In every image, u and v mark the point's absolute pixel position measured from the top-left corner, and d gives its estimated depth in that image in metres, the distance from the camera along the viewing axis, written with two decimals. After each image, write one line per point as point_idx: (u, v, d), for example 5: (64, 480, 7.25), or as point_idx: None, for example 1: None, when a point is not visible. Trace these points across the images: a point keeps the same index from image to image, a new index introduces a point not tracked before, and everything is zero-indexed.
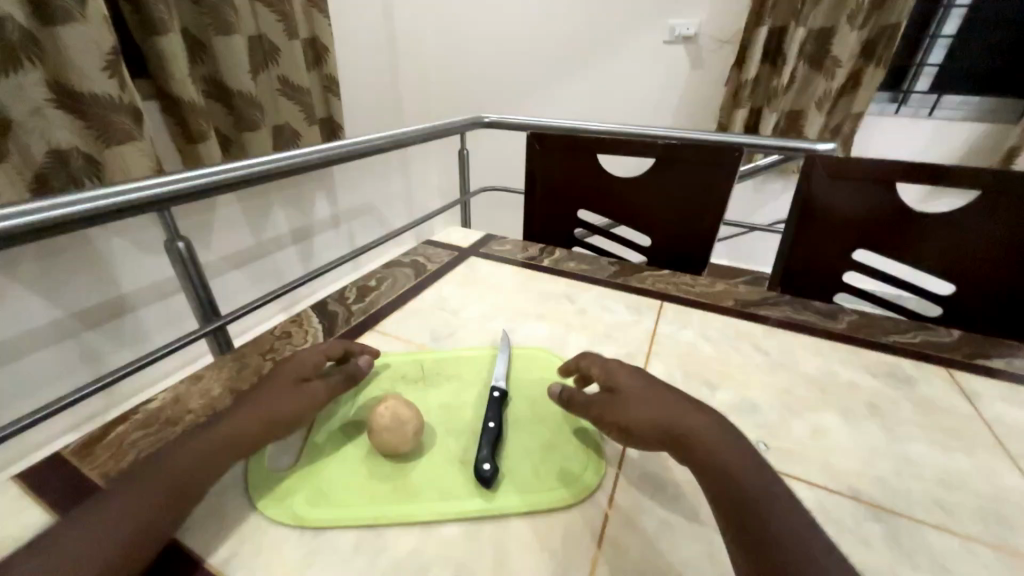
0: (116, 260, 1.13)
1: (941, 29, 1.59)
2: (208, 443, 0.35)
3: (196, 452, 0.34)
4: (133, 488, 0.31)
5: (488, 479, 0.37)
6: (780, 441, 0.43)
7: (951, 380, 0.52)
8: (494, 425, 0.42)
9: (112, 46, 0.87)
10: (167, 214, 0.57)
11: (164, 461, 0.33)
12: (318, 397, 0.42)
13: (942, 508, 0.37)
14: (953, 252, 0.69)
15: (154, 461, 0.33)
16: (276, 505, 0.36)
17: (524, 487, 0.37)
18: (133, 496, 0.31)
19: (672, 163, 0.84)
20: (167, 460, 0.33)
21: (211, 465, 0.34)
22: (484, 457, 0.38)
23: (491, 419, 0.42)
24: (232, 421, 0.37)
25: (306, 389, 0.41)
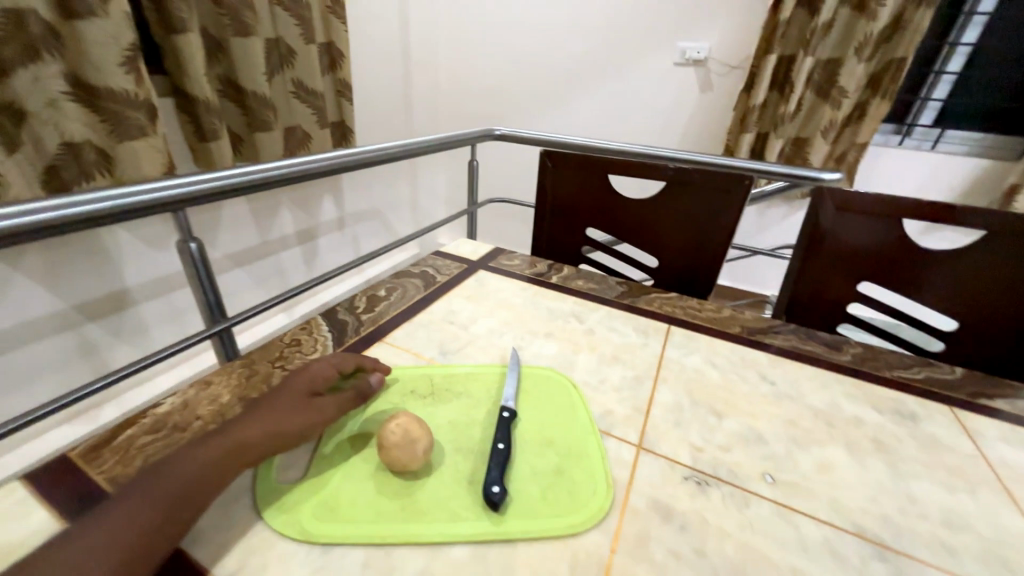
0: (122, 254, 1.13)
1: (946, 66, 1.62)
2: (220, 450, 0.35)
3: (208, 457, 0.34)
4: (146, 491, 0.31)
5: (498, 502, 0.37)
6: (786, 474, 0.43)
7: (955, 419, 0.52)
8: (503, 446, 0.42)
9: (129, 41, 0.88)
10: (181, 215, 0.58)
11: (177, 465, 0.33)
12: (327, 412, 0.42)
13: (947, 550, 0.37)
14: (958, 289, 0.69)
15: (165, 464, 0.33)
16: (285, 517, 0.36)
17: (532, 511, 0.37)
18: (146, 500, 0.31)
19: (682, 187, 0.85)
20: (180, 464, 0.34)
21: (222, 473, 0.34)
22: (494, 479, 0.38)
23: (500, 441, 0.42)
24: (245, 431, 0.37)
25: (316, 404, 0.42)
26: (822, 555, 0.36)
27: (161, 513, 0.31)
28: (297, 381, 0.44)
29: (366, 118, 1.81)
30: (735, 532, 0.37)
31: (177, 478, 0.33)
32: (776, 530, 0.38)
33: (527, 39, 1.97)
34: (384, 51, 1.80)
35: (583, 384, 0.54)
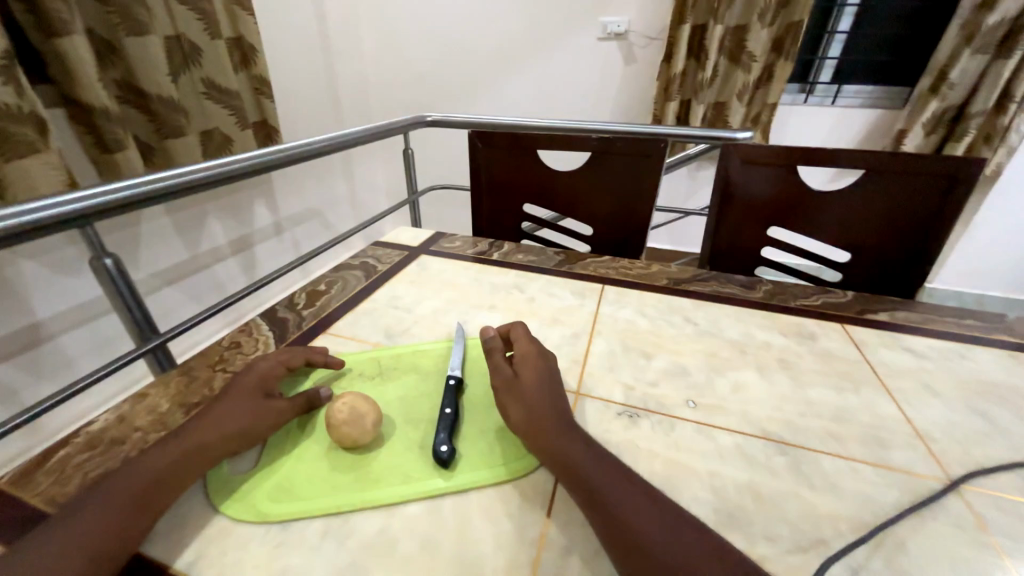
0: (28, 284, 1.03)
1: (837, 26, 1.77)
2: (177, 454, 0.36)
3: (165, 462, 0.35)
4: (101, 499, 0.32)
5: (446, 459, 0.39)
6: (706, 397, 0.49)
7: (845, 334, 0.60)
8: (450, 410, 0.44)
9: (4, 48, 0.79)
10: (89, 230, 0.54)
11: (132, 472, 0.34)
12: (284, 412, 0.42)
13: (835, 438, 0.44)
14: (848, 224, 0.79)
15: (121, 472, 0.34)
16: (239, 505, 0.37)
17: (480, 463, 0.40)
18: (102, 507, 0.31)
19: (608, 155, 0.89)
20: (136, 471, 0.34)
21: (179, 474, 0.35)
22: (442, 440, 0.41)
23: (447, 406, 0.45)
24: (202, 432, 0.38)
25: (271, 404, 0.42)
26: (735, 457, 0.42)
27: (117, 518, 0.31)
28: (249, 381, 0.43)
29: (291, 115, 1.73)
30: (662, 451, 0.42)
31: (131, 485, 0.33)
32: (697, 444, 0.43)
33: (451, 22, 1.95)
34: (302, 43, 1.72)
35: None
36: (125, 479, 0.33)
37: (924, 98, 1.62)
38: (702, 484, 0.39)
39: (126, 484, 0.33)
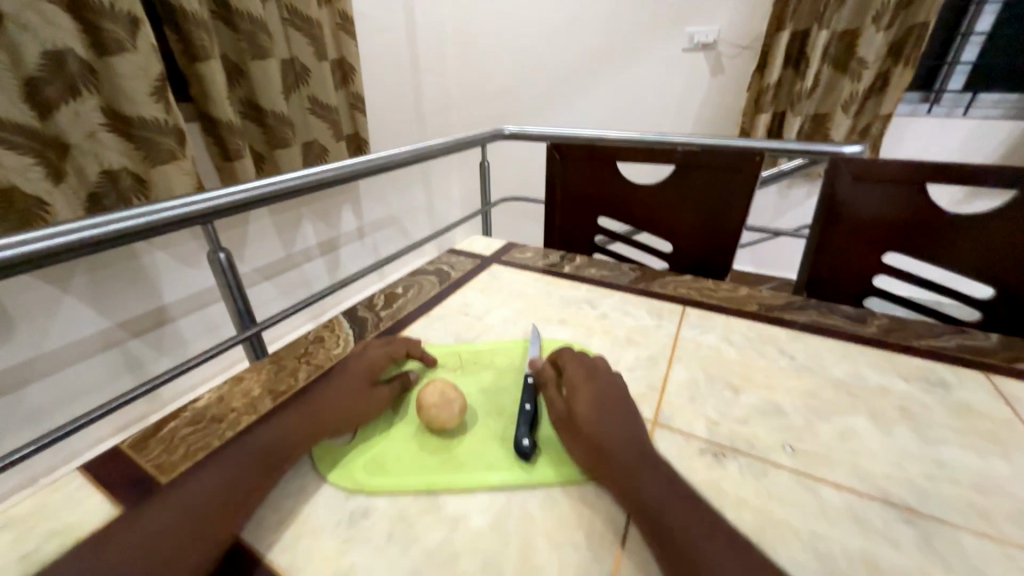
0: (159, 272, 1.20)
1: (974, 27, 1.54)
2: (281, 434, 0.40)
3: (278, 441, 0.39)
4: (222, 466, 0.36)
5: (528, 453, 0.40)
6: (807, 443, 0.43)
7: (989, 385, 0.50)
8: (530, 406, 0.45)
9: (159, 72, 0.93)
10: (209, 227, 0.61)
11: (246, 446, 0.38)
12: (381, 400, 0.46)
13: (980, 513, 0.36)
14: (992, 253, 0.66)
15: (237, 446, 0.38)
16: (340, 472, 0.40)
17: (560, 461, 0.41)
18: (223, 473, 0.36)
19: (693, 169, 0.84)
20: (249, 445, 0.38)
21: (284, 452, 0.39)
22: (523, 434, 0.42)
23: (527, 402, 0.46)
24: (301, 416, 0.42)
25: (373, 392, 0.46)
26: (844, 519, 0.36)
27: (238, 485, 0.35)
28: (357, 369, 0.48)
29: (380, 129, 1.86)
30: (753, 500, 0.37)
31: (251, 458, 0.37)
32: (796, 497, 0.37)
33: (532, 39, 1.99)
34: (394, 62, 1.85)
35: None
36: (246, 451, 0.38)
37: None
38: (803, 546, 0.34)
39: (246, 456, 0.37)
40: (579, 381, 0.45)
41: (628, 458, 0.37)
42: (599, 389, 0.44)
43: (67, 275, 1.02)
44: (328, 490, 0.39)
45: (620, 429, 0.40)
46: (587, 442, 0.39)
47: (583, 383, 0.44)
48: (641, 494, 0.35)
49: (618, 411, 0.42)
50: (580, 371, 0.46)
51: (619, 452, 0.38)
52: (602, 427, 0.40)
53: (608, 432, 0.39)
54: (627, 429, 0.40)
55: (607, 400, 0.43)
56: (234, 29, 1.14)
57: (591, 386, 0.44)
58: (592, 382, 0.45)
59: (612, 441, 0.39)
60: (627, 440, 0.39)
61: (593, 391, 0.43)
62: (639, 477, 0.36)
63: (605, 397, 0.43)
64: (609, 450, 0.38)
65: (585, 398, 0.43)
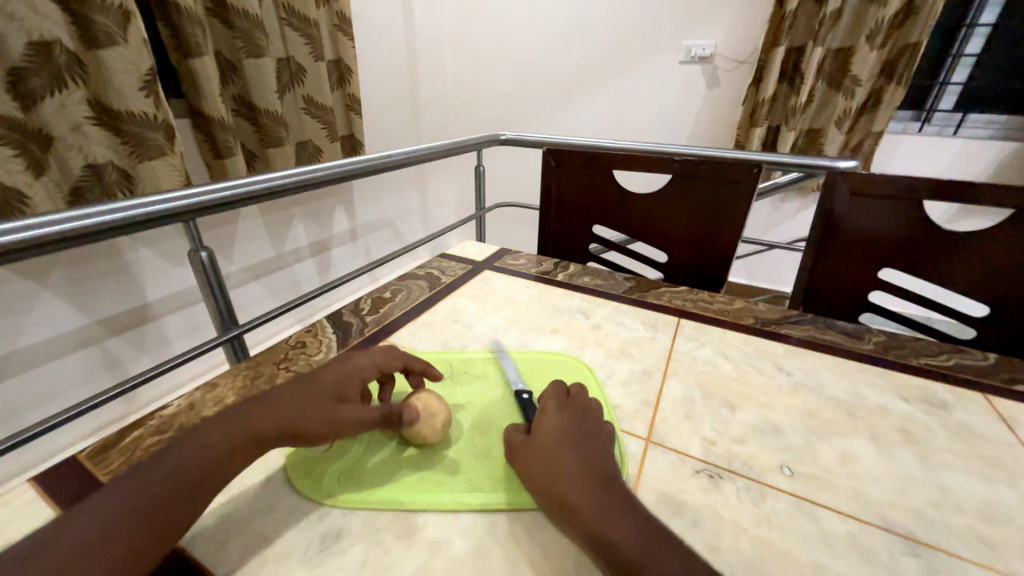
0: (142, 270, 1.16)
1: (964, 49, 1.56)
2: (228, 439, 0.35)
3: (223, 444, 0.34)
4: (152, 476, 0.31)
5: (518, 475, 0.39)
6: (806, 466, 0.41)
7: (990, 407, 0.49)
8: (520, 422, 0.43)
9: (149, 67, 0.90)
10: (191, 224, 0.59)
11: (184, 451, 0.33)
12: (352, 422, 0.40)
13: (986, 544, 0.35)
14: (989, 272, 0.66)
15: (173, 448, 0.33)
16: (312, 486, 0.38)
17: None
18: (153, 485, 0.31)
19: (690, 179, 0.83)
20: (188, 450, 0.33)
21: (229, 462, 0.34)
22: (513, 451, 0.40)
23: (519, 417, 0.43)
24: (253, 418, 0.36)
25: (343, 412, 0.40)
26: (846, 550, 0.34)
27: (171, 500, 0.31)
28: (330, 377, 0.42)
29: (375, 130, 1.84)
30: (751, 526, 0.35)
31: (188, 464, 0.32)
32: (796, 524, 0.36)
33: (530, 46, 2.00)
34: (392, 65, 1.84)
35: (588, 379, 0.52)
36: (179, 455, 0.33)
37: None
38: None
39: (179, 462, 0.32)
40: (545, 417, 0.40)
41: (597, 502, 0.33)
42: (566, 426, 0.39)
43: (43, 270, 0.98)
44: (301, 510, 0.36)
45: (589, 468, 0.35)
46: (553, 487, 0.34)
47: (550, 421, 0.40)
48: (612, 543, 0.30)
49: (589, 447, 0.37)
50: (550, 405, 0.42)
51: (588, 496, 0.33)
52: (569, 467, 0.35)
53: (577, 472, 0.35)
54: (598, 467, 0.35)
55: (575, 437, 0.38)
56: (230, 27, 1.12)
57: (558, 425, 0.39)
58: (560, 418, 0.40)
59: (577, 484, 0.34)
60: (596, 481, 0.34)
61: (558, 428, 0.39)
62: (610, 524, 0.31)
63: (574, 434, 0.38)
64: (575, 495, 0.33)
65: (550, 436, 0.38)
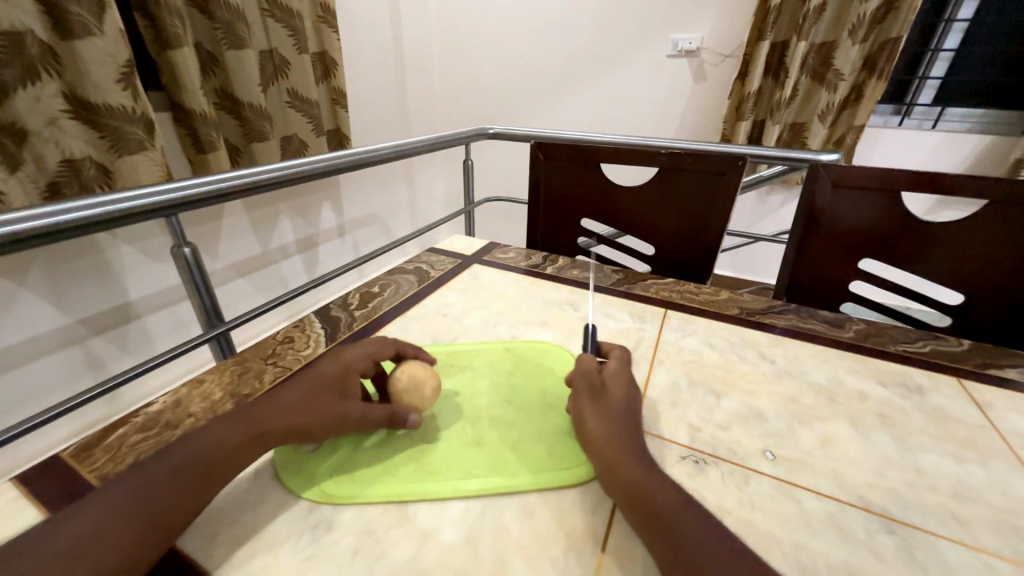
0: (124, 267, 1.14)
1: (942, 44, 1.59)
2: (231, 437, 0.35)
3: (224, 442, 0.34)
4: (154, 472, 0.31)
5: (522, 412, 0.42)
6: (788, 450, 0.42)
7: (963, 391, 0.51)
8: None
9: (127, 58, 0.88)
10: (174, 220, 0.58)
11: (188, 448, 0.33)
12: (353, 419, 0.39)
13: (957, 520, 0.36)
14: (964, 261, 0.68)
15: (178, 445, 0.33)
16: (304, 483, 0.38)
17: (536, 468, 0.39)
18: (155, 480, 0.31)
19: (677, 172, 0.84)
20: (192, 448, 0.33)
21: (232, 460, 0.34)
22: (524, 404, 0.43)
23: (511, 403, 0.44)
24: (258, 416, 0.36)
25: (344, 408, 0.39)
26: (826, 530, 0.35)
27: (169, 495, 0.30)
28: (330, 373, 0.41)
29: (362, 125, 1.82)
30: (735, 509, 0.36)
31: (189, 460, 0.32)
32: (778, 506, 0.37)
33: (518, 39, 1.98)
34: (378, 58, 1.81)
35: None
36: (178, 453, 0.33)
37: None
38: (786, 558, 0.33)
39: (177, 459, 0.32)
40: (610, 381, 0.43)
41: (639, 462, 0.35)
42: (624, 393, 0.42)
43: (20, 269, 0.96)
44: (290, 503, 0.36)
45: (634, 435, 0.38)
46: (610, 437, 0.37)
47: (615, 385, 0.42)
48: (648, 495, 0.33)
49: (635, 419, 0.40)
50: (614, 370, 0.44)
51: (634, 455, 0.36)
52: (623, 427, 0.38)
53: (625, 435, 0.37)
54: (640, 438, 0.38)
55: (627, 406, 0.41)
56: (209, 17, 1.09)
57: (619, 391, 0.42)
58: (620, 385, 0.43)
59: (627, 442, 0.37)
60: (639, 447, 0.37)
61: (620, 394, 0.41)
62: (648, 480, 0.34)
63: (627, 404, 0.41)
64: (623, 452, 0.36)
65: (615, 396, 0.41)
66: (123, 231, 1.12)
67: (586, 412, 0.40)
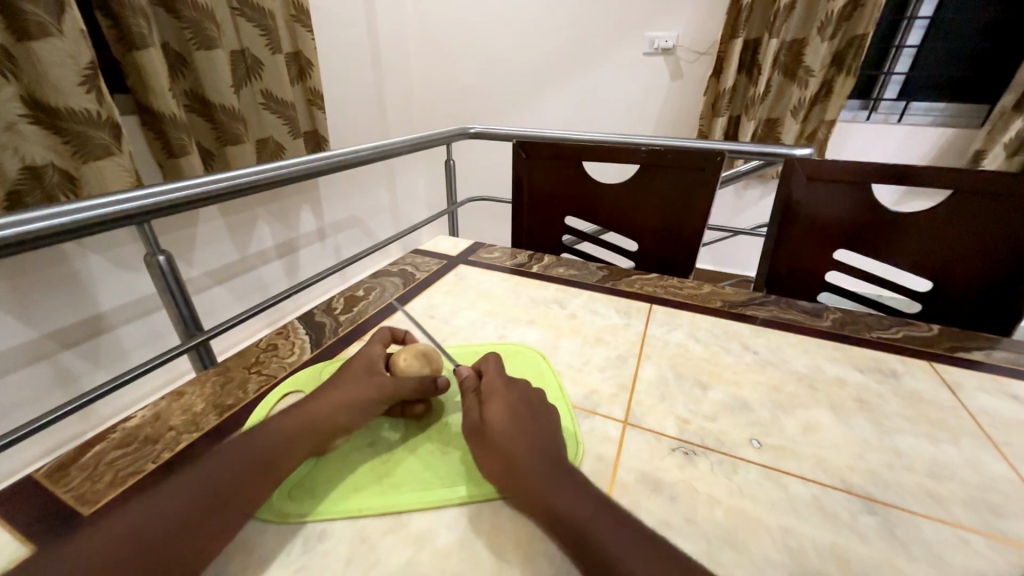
0: (94, 277, 1.10)
1: (906, 40, 1.65)
2: (279, 437, 0.37)
3: (275, 442, 0.37)
4: (216, 468, 0.34)
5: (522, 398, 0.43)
6: (773, 438, 0.43)
7: (934, 374, 0.53)
8: None
9: (90, 60, 0.84)
10: (146, 227, 0.56)
11: (240, 447, 0.35)
12: (386, 388, 0.43)
13: (933, 498, 0.38)
14: (931, 250, 0.70)
15: (233, 445, 0.36)
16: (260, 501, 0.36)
17: None
18: (220, 476, 0.33)
19: (657, 168, 0.85)
20: (244, 447, 0.36)
21: (286, 455, 0.36)
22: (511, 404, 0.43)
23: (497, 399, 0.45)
24: (300, 416, 0.39)
25: (375, 380, 0.43)
26: (811, 512, 0.36)
27: (197, 527, 0.30)
28: (355, 363, 0.45)
29: (340, 126, 1.79)
30: (724, 498, 0.37)
31: (249, 457, 0.35)
32: (766, 492, 0.38)
33: (496, 37, 1.98)
34: (355, 58, 1.78)
35: (566, 367, 0.53)
36: (201, 479, 0.33)
37: (1005, 115, 1.50)
38: (776, 543, 0.34)
39: (203, 486, 0.32)
40: (495, 394, 0.40)
41: (553, 478, 0.34)
42: (514, 403, 0.40)
43: None
44: (280, 514, 0.36)
45: (539, 446, 0.36)
46: (508, 461, 0.35)
47: (502, 398, 0.40)
48: (566, 515, 0.31)
49: (541, 425, 0.38)
50: (498, 383, 0.42)
51: (544, 471, 0.34)
52: (520, 445, 0.36)
53: (527, 451, 0.35)
54: (552, 447, 0.37)
55: (523, 415, 0.39)
56: (177, 16, 1.05)
57: (506, 403, 0.39)
58: (511, 394, 0.41)
59: (532, 459, 0.35)
60: (549, 460, 0.35)
61: (508, 406, 0.39)
62: (565, 498, 0.32)
63: (524, 413, 0.39)
64: (529, 468, 0.34)
65: (503, 412, 0.38)
66: (91, 240, 1.07)
67: (480, 441, 0.37)
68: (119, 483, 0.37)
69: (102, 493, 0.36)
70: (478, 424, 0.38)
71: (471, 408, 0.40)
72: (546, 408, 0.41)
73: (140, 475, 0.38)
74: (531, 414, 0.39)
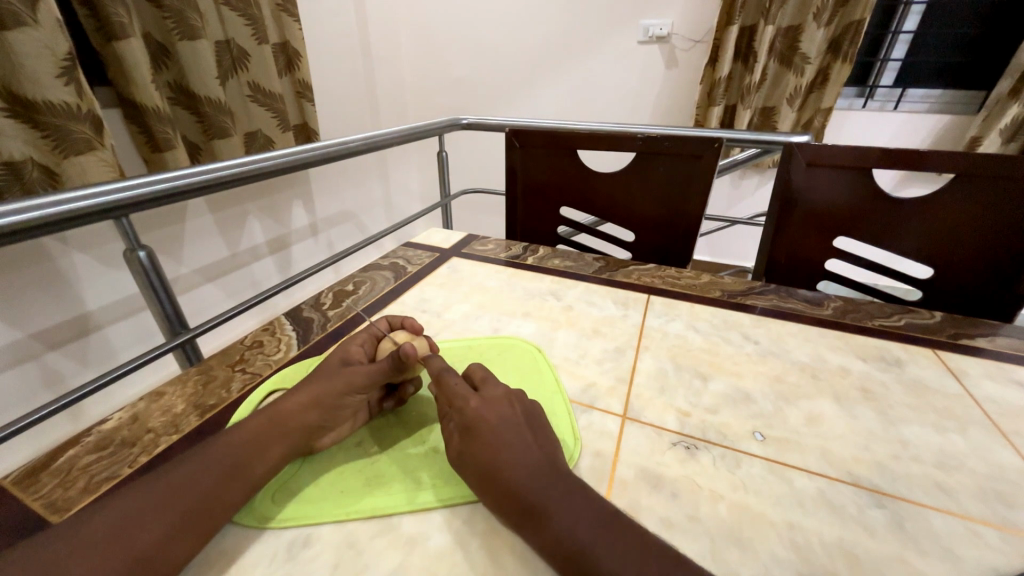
0: (79, 276, 1.07)
1: (902, 26, 1.63)
2: (249, 431, 0.36)
3: (243, 439, 0.36)
4: (183, 467, 0.33)
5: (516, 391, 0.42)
6: (776, 430, 0.42)
7: (939, 362, 0.52)
8: None
9: (68, 50, 0.78)
10: (125, 221, 0.52)
11: (211, 444, 0.35)
12: (356, 381, 0.40)
13: (943, 490, 0.37)
14: (934, 236, 0.69)
15: (206, 445, 0.35)
16: (244, 508, 0.35)
17: None
18: (186, 474, 0.33)
19: (653, 156, 0.83)
20: (214, 443, 0.35)
21: (253, 449, 0.35)
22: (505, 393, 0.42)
23: None
24: (273, 412, 0.38)
25: (350, 368, 0.41)
26: (818, 507, 0.35)
27: (158, 529, 0.30)
28: (332, 357, 0.44)
29: (332, 118, 1.75)
30: (728, 494, 0.36)
31: (216, 456, 0.34)
32: (769, 486, 0.36)
33: (488, 27, 1.94)
34: (344, 47, 1.73)
35: (563, 361, 0.52)
36: (159, 494, 0.31)
37: (1002, 102, 1.48)
38: (781, 539, 0.32)
39: (161, 502, 0.31)
40: (473, 415, 0.36)
41: (550, 500, 0.31)
42: (495, 422, 0.36)
43: None
44: (260, 526, 0.34)
45: (533, 466, 0.33)
46: (500, 492, 0.32)
47: (481, 419, 0.36)
48: (574, 543, 0.29)
49: (528, 442, 0.35)
50: (472, 399, 0.38)
51: (542, 493, 0.31)
52: (511, 468, 0.33)
53: (522, 475, 0.33)
54: (545, 459, 0.34)
55: (508, 437, 0.35)
56: (157, 5, 1.01)
57: (489, 425, 0.36)
58: (491, 411, 0.37)
59: (530, 486, 0.32)
60: (543, 479, 0.32)
61: (491, 427, 0.35)
62: (567, 521, 0.30)
63: (507, 432, 0.35)
64: (523, 501, 0.31)
65: (485, 434, 0.35)
66: (74, 237, 1.04)
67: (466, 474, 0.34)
68: (93, 490, 0.35)
69: (74, 501, 0.35)
70: (458, 457, 0.35)
71: (451, 436, 0.37)
72: (529, 417, 0.38)
73: (116, 480, 0.36)
74: (514, 433, 0.35)
